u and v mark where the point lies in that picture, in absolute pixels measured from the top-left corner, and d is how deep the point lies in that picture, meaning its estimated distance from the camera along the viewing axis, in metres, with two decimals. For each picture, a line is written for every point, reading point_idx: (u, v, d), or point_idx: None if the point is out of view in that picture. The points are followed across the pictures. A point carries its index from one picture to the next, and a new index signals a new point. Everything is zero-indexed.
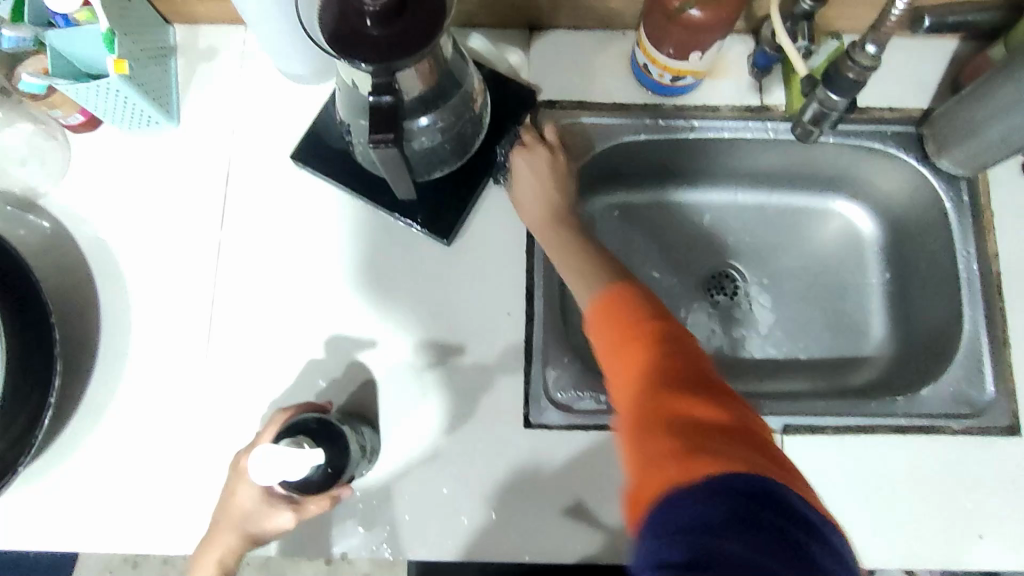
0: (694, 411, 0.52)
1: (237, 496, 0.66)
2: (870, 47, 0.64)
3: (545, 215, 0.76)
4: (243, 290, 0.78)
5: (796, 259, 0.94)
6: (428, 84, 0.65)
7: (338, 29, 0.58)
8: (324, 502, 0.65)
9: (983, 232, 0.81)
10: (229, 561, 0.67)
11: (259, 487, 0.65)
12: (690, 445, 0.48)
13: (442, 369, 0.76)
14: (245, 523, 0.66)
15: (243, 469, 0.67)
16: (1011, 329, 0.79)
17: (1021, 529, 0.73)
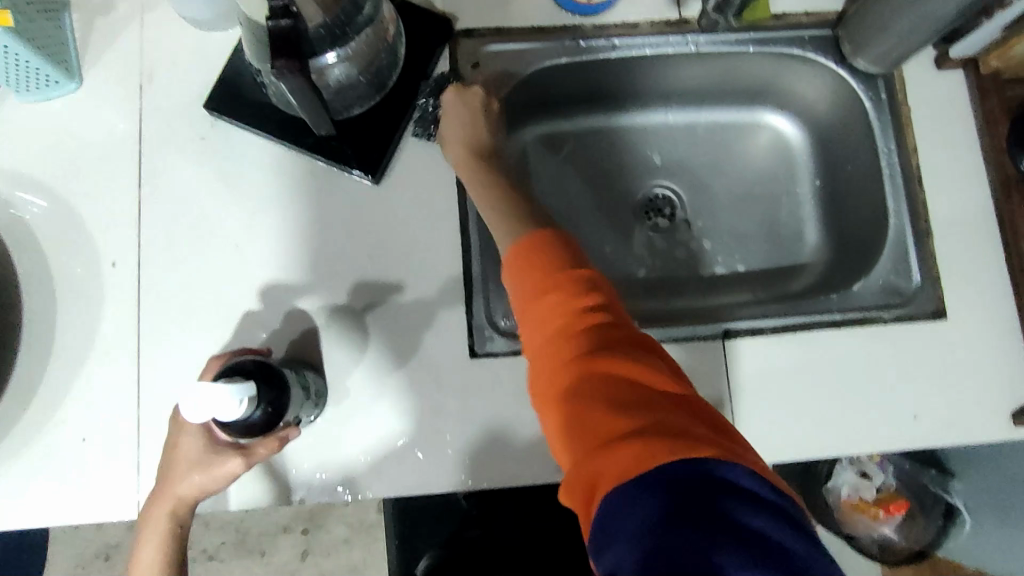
0: (628, 404, 0.48)
1: (181, 448, 0.67)
2: None
3: (461, 155, 0.75)
4: (170, 250, 0.75)
5: (729, 176, 0.96)
6: (332, 9, 0.62)
7: None
8: (272, 445, 0.66)
9: (902, 127, 0.83)
10: (179, 514, 0.68)
11: (203, 435, 0.66)
12: (635, 437, 0.45)
13: (384, 310, 0.75)
14: (192, 474, 0.66)
15: (185, 423, 0.67)
16: (934, 218, 0.81)
17: (951, 406, 0.77)
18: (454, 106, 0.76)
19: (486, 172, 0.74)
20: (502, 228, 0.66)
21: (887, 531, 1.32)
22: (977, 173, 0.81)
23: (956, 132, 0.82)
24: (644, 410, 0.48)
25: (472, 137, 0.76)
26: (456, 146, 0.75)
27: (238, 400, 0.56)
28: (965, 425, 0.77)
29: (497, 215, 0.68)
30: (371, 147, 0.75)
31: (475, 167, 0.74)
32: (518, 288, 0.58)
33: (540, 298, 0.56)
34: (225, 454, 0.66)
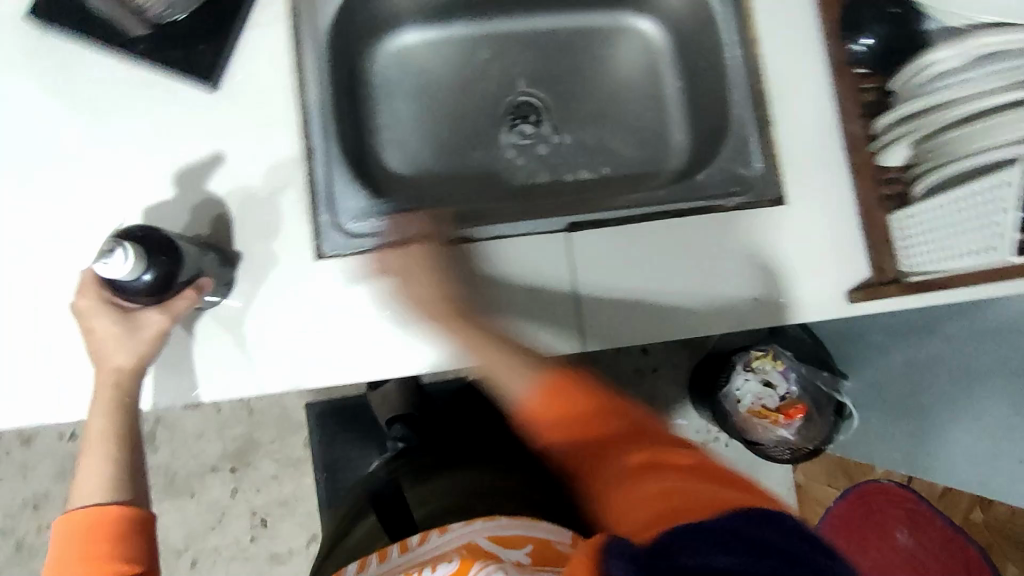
0: (693, 509, 0.47)
1: (97, 333, 0.67)
2: None
3: (432, 297, 0.74)
4: (12, 166, 0.75)
5: (596, 81, 0.97)
6: None
7: None
8: (190, 295, 0.68)
9: (744, 19, 0.85)
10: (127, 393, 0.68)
11: (110, 312, 0.66)
12: (685, 482, 0.52)
13: (231, 216, 0.76)
14: (116, 351, 0.67)
15: (85, 307, 0.67)
16: (773, 107, 0.84)
17: (788, 285, 0.81)
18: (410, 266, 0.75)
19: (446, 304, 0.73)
20: (497, 356, 0.67)
21: (785, 434, 1.35)
22: (815, 60, 0.84)
23: (794, 21, 0.84)
24: (701, 468, 0.54)
25: (428, 280, 0.74)
26: (423, 287, 0.74)
27: (105, 260, 0.60)
28: (804, 299, 0.81)
29: (491, 355, 0.68)
30: (207, 52, 0.76)
31: (456, 329, 0.72)
32: (542, 394, 0.64)
33: (564, 413, 0.63)
34: (144, 310, 0.67)
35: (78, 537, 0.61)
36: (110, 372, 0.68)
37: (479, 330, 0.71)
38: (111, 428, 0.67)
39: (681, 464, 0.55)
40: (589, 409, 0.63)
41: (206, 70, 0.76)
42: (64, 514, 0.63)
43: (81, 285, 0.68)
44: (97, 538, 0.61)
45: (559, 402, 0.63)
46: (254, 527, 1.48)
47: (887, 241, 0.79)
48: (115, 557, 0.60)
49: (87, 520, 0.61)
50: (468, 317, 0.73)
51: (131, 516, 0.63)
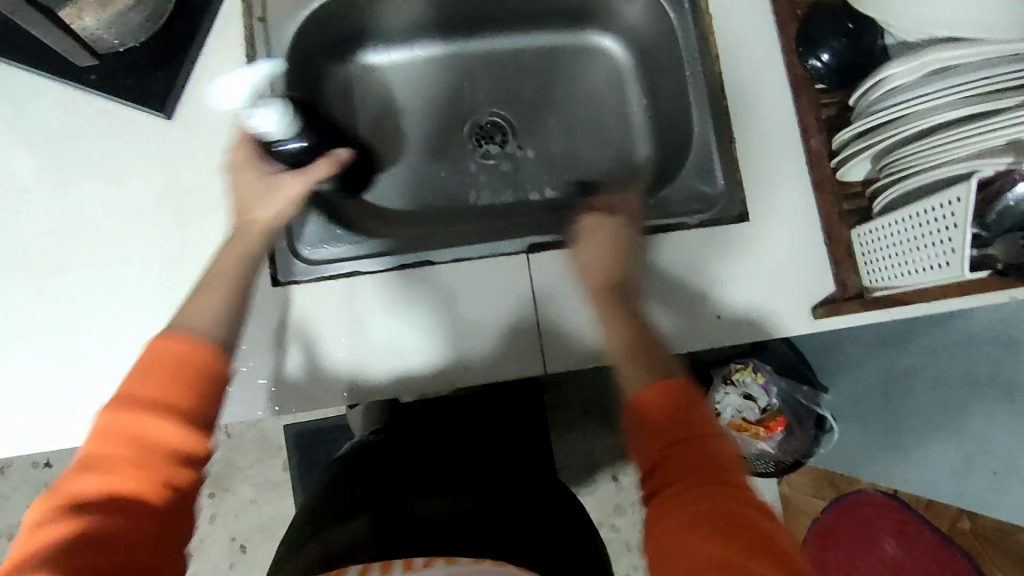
0: None
1: (240, 185, 0.69)
2: None
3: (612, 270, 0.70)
4: None
5: (561, 100, 0.97)
6: None
7: None
8: (328, 166, 0.73)
9: (705, 36, 0.85)
10: (255, 248, 0.67)
11: (257, 167, 0.71)
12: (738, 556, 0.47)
13: (187, 245, 0.75)
14: (263, 204, 0.69)
15: (237, 163, 0.71)
16: (734, 124, 0.83)
17: (752, 303, 0.80)
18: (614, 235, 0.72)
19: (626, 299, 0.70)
20: (632, 351, 0.63)
21: (766, 447, 1.35)
22: (775, 76, 0.83)
23: (755, 38, 0.84)
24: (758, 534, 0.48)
25: (614, 246, 0.71)
26: (589, 254, 0.71)
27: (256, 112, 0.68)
28: (770, 316, 0.80)
29: (633, 339, 0.64)
30: (161, 80, 0.75)
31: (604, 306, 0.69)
32: (646, 393, 0.58)
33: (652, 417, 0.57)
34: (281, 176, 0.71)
35: (160, 368, 0.54)
36: (246, 225, 0.68)
37: (624, 316, 0.67)
38: (231, 282, 0.63)
39: (742, 517, 0.49)
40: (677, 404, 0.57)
41: (160, 99, 0.75)
42: (156, 335, 0.56)
43: (247, 137, 0.72)
44: (177, 374, 0.54)
45: (671, 402, 0.57)
46: (232, 553, 1.45)
47: (849, 256, 0.79)
48: (187, 397, 0.54)
49: (172, 351, 0.55)
50: (626, 301, 0.69)
51: (209, 370, 0.56)
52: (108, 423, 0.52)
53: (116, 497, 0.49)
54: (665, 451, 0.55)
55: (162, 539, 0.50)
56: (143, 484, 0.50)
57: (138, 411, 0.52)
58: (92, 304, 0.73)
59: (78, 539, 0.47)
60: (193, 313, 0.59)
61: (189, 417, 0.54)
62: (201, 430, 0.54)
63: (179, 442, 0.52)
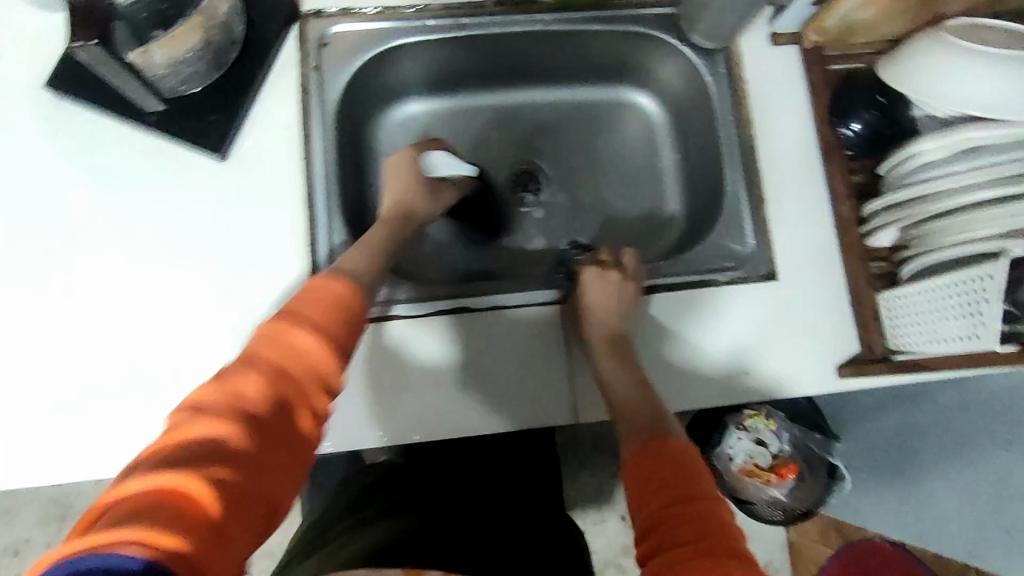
0: None
1: (398, 175, 0.81)
2: None
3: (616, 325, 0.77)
4: (16, 231, 0.76)
5: (596, 151, 1.01)
6: None
7: None
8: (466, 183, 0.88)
9: (741, 99, 0.87)
10: (395, 228, 0.76)
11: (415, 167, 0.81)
12: None
13: (235, 284, 0.77)
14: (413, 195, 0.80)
15: (400, 158, 0.81)
16: (766, 185, 0.86)
17: (778, 360, 0.82)
18: (593, 282, 0.80)
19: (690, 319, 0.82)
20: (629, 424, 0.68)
21: (777, 494, 1.36)
22: (807, 141, 0.86)
23: (789, 104, 0.87)
24: None
25: (619, 297, 0.79)
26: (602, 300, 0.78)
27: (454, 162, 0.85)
28: (795, 374, 0.82)
29: (632, 410, 0.70)
30: (217, 122, 0.77)
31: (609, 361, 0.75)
32: (637, 455, 0.62)
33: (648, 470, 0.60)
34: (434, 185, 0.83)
35: (316, 301, 0.60)
36: (399, 208, 0.79)
37: (637, 380, 0.74)
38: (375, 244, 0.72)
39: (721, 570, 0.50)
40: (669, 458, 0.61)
41: (214, 141, 0.77)
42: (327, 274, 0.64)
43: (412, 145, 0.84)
44: (328, 310, 0.60)
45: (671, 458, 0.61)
46: None
47: (875, 318, 0.81)
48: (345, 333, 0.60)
49: (340, 291, 0.61)
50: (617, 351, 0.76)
51: (351, 314, 0.61)
52: (272, 332, 0.57)
53: (269, 396, 0.53)
54: (659, 504, 0.58)
55: (301, 445, 0.54)
56: (293, 398, 0.55)
57: (306, 332, 0.57)
58: (139, 338, 0.75)
59: (213, 442, 0.49)
60: (351, 260, 0.68)
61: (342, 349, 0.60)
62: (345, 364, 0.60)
63: (327, 372, 0.57)
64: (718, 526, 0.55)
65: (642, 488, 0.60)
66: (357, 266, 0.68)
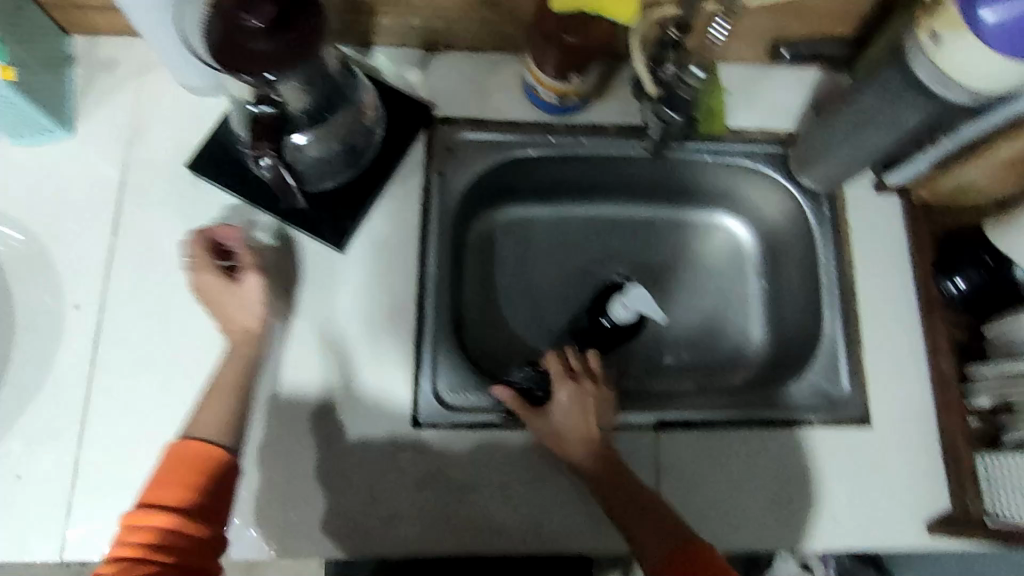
0: None
1: (204, 277, 0.74)
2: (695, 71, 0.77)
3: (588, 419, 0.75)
4: (135, 299, 0.78)
5: (682, 269, 1.02)
6: (312, 94, 0.69)
7: (224, 42, 0.61)
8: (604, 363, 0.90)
9: (842, 242, 0.90)
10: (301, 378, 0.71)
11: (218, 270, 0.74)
12: None
13: (338, 372, 0.78)
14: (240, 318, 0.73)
15: (196, 254, 0.74)
16: (864, 330, 0.86)
17: (868, 511, 0.81)
18: (563, 396, 0.77)
19: (585, 410, 0.76)
20: (637, 522, 0.69)
21: None
22: (906, 290, 0.88)
23: (890, 252, 0.89)
24: None
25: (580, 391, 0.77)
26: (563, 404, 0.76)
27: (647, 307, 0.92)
28: (883, 527, 0.81)
29: (635, 508, 0.70)
30: (343, 217, 0.80)
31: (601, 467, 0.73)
32: (667, 563, 0.65)
33: (681, 568, 0.64)
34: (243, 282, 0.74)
35: (177, 464, 0.63)
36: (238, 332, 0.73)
37: (630, 481, 0.72)
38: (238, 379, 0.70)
39: None
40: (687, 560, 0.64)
41: (339, 235, 0.80)
42: (183, 437, 0.65)
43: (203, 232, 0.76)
44: (193, 474, 0.63)
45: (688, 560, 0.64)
46: None
47: (974, 481, 0.79)
48: (211, 498, 0.62)
49: (188, 453, 0.63)
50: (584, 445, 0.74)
51: (216, 466, 0.64)
52: (143, 501, 0.61)
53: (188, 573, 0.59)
54: None
55: None
56: (148, 556, 0.58)
57: (157, 518, 0.60)
58: None
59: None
60: (205, 416, 0.68)
61: (214, 511, 0.62)
62: (218, 521, 0.63)
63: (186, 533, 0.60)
64: None
65: None
66: (209, 427, 0.67)
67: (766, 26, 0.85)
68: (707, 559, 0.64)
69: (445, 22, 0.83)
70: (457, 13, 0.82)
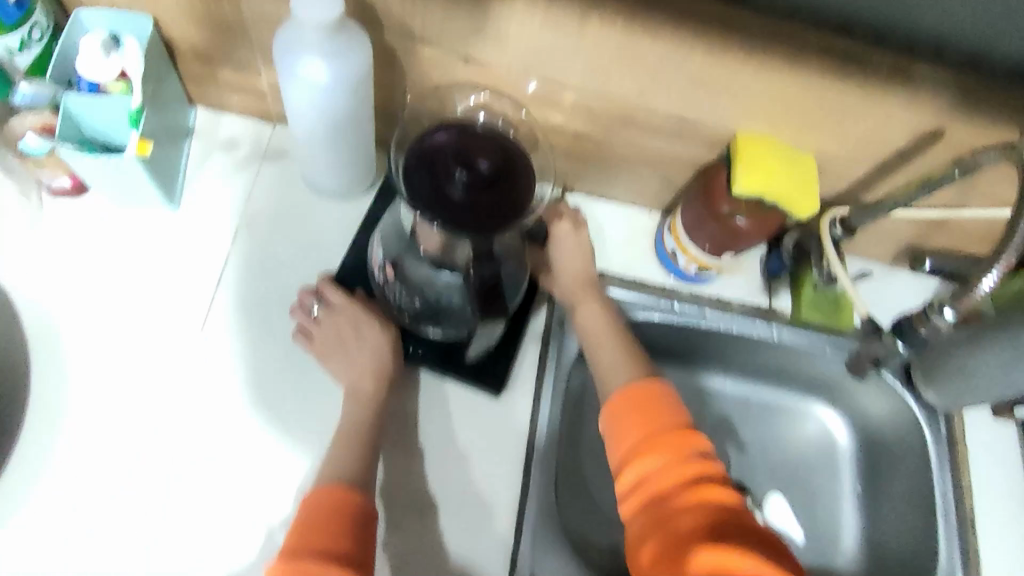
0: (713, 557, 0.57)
1: (323, 332, 0.70)
2: (946, 310, 0.70)
3: (581, 267, 0.77)
4: (209, 409, 0.68)
5: (773, 457, 0.95)
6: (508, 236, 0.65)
7: (426, 183, 0.59)
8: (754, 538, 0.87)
9: (959, 467, 0.85)
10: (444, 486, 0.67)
11: (334, 331, 0.70)
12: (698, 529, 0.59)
13: (428, 543, 0.68)
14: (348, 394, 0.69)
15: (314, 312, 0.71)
16: (982, 566, 0.80)
17: None
18: (562, 255, 0.78)
19: (612, 318, 0.75)
20: (614, 371, 0.71)
21: None
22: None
23: (1005, 483, 0.85)
24: (714, 488, 0.61)
25: (578, 263, 0.78)
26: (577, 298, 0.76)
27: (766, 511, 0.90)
28: None
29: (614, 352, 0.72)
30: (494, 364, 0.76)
31: (583, 308, 0.76)
32: (625, 394, 0.68)
33: (633, 403, 0.67)
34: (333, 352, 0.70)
35: (321, 509, 0.59)
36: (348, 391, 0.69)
37: (615, 328, 0.75)
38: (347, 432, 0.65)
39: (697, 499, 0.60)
40: (647, 392, 0.67)
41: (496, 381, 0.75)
42: (312, 488, 0.61)
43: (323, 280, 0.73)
44: (338, 523, 0.58)
45: (645, 392, 0.67)
46: None
47: None
48: (361, 548, 0.58)
49: (328, 499, 0.59)
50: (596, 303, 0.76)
51: (361, 509, 0.60)
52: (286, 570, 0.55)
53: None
54: (645, 440, 0.64)
55: None
56: None
57: (314, 563, 0.55)
58: None
59: None
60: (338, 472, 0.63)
61: (364, 565, 0.57)
62: None
63: None
64: (685, 437, 0.64)
65: (636, 439, 0.65)
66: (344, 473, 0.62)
67: (905, 235, 0.84)
68: (658, 391, 0.67)
69: (593, 171, 0.80)
70: (609, 165, 0.79)
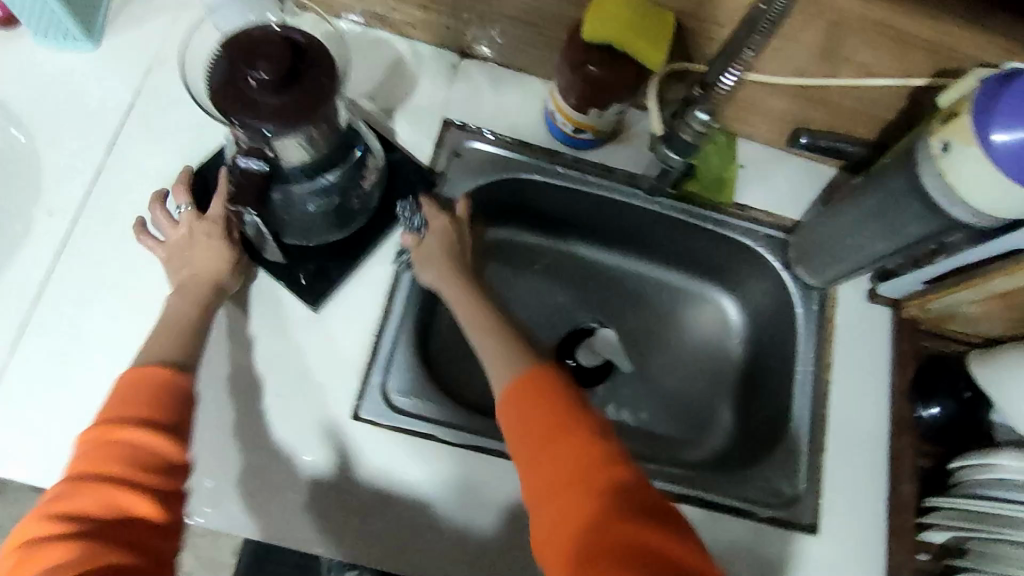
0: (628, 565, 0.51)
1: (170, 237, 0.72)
2: (700, 113, 0.71)
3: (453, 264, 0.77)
4: (107, 218, 0.77)
5: (661, 335, 0.99)
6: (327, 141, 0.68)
7: (226, 85, 0.57)
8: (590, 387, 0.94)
9: (825, 340, 0.87)
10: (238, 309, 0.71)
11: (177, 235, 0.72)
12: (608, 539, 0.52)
13: (288, 348, 0.76)
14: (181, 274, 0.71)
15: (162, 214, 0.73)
16: (831, 432, 0.83)
17: None
18: (434, 243, 0.78)
19: (479, 298, 0.74)
20: (491, 360, 0.67)
21: None
22: (881, 405, 0.85)
23: (871, 361, 0.86)
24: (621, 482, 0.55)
25: (446, 249, 0.78)
26: (447, 278, 0.75)
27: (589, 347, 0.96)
28: None
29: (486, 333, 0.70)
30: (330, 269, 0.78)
31: (464, 300, 0.74)
32: (515, 385, 0.62)
33: (524, 396, 0.60)
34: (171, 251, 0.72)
35: (134, 388, 0.59)
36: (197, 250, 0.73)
37: (486, 307, 0.73)
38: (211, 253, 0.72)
39: (606, 502, 0.54)
40: (539, 383, 0.61)
41: (316, 294, 0.77)
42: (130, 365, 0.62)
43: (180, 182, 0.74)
44: (151, 394, 0.59)
45: (536, 386, 0.61)
46: None
47: None
48: (174, 412, 0.59)
49: (150, 374, 0.60)
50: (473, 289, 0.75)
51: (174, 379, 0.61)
52: (102, 435, 0.56)
53: (142, 503, 0.55)
54: (540, 436, 0.58)
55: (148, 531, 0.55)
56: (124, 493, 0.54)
57: (133, 427, 0.56)
58: None
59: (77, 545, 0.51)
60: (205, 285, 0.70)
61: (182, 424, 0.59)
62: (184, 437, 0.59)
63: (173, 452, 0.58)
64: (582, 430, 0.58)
65: (534, 437, 0.58)
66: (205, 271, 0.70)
67: (787, 109, 0.86)
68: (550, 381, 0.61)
69: (483, 32, 0.85)
70: (495, 24, 0.83)
